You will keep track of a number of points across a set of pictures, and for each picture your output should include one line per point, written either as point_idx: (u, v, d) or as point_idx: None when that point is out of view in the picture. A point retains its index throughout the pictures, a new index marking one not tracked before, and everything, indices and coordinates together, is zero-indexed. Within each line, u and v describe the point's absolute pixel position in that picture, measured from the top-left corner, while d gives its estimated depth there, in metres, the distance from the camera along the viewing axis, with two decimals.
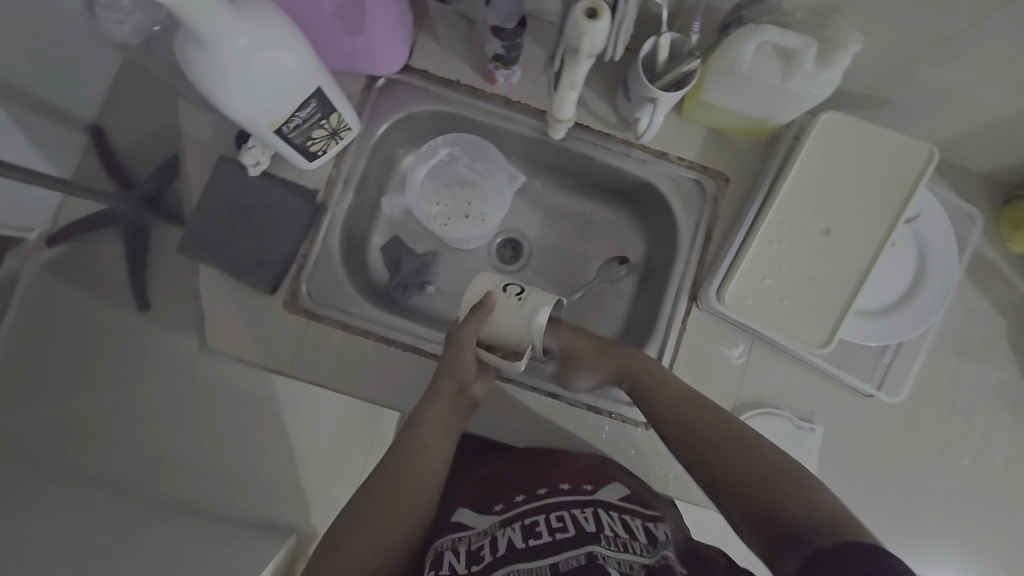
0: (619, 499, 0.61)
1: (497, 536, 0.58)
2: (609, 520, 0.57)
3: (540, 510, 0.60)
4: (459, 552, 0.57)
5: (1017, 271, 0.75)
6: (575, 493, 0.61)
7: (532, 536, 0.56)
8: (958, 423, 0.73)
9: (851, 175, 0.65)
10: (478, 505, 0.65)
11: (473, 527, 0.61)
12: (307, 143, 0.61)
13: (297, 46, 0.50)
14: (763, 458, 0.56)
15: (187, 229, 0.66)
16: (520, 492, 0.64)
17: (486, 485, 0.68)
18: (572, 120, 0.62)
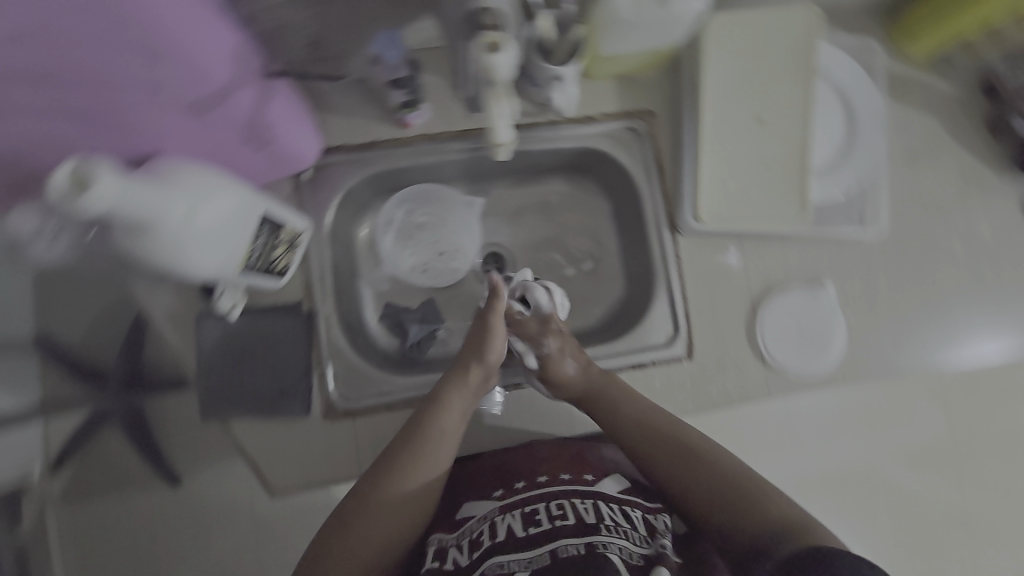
0: (619, 490, 0.63)
1: (497, 522, 0.59)
2: (610, 512, 0.59)
3: (541, 498, 0.60)
4: (460, 545, 0.59)
5: (926, 71, 0.81)
6: (578, 482, 0.63)
7: (533, 524, 0.57)
8: (939, 222, 0.79)
9: (758, 61, 0.68)
10: (479, 493, 0.65)
11: (475, 515, 0.62)
12: (270, 266, 0.61)
13: (231, 185, 0.50)
14: (685, 452, 0.62)
15: (201, 396, 0.65)
16: (522, 479, 0.64)
17: (494, 474, 0.67)
18: (510, 142, 0.57)
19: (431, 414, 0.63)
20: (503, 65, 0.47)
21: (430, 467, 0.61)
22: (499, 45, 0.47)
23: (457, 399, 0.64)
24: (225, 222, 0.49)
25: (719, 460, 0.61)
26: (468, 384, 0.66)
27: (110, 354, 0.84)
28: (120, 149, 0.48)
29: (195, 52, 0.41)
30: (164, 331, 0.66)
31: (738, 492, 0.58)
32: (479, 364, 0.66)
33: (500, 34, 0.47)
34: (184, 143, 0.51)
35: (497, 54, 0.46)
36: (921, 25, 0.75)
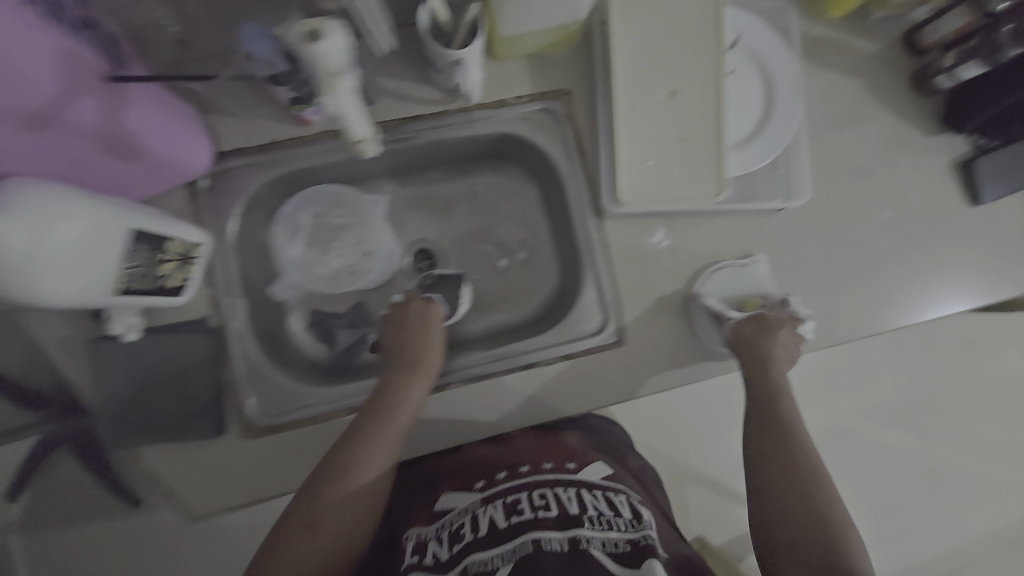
0: (602, 478, 0.67)
1: (478, 514, 0.61)
2: (592, 502, 0.61)
3: (521, 490, 0.63)
4: (440, 539, 0.61)
5: (847, 32, 0.79)
6: (559, 471, 0.67)
7: (514, 514, 0.60)
8: (866, 187, 0.78)
9: (665, 31, 0.65)
10: (461, 486, 0.70)
11: (456, 508, 0.65)
12: (160, 283, 0.57)
13: (78, 204, 0.45)
14: (802, 459, 0.64)
15: (106, 426, 0.62)
16: (502, 470, 0.69)
17: (472, 467, 0.73)
18: (368, 135, 0.56)
19: (380, 406, 0.63)
20: (331, 53, 0.43)
21: (385, 451, 0.62)
22: (321, 31, 0.42)
23: (409, 395, 0.64)
24: (72, 245, 0.45)
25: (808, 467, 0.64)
26: (422, 372, 0.66)
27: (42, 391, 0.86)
28: None
29: None
30: (58, 362, 0.62)
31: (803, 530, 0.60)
32: (428, 359, 0.67)
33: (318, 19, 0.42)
34: (27, 161, 0.45)
35: (320, 43, 0.42)
36: None
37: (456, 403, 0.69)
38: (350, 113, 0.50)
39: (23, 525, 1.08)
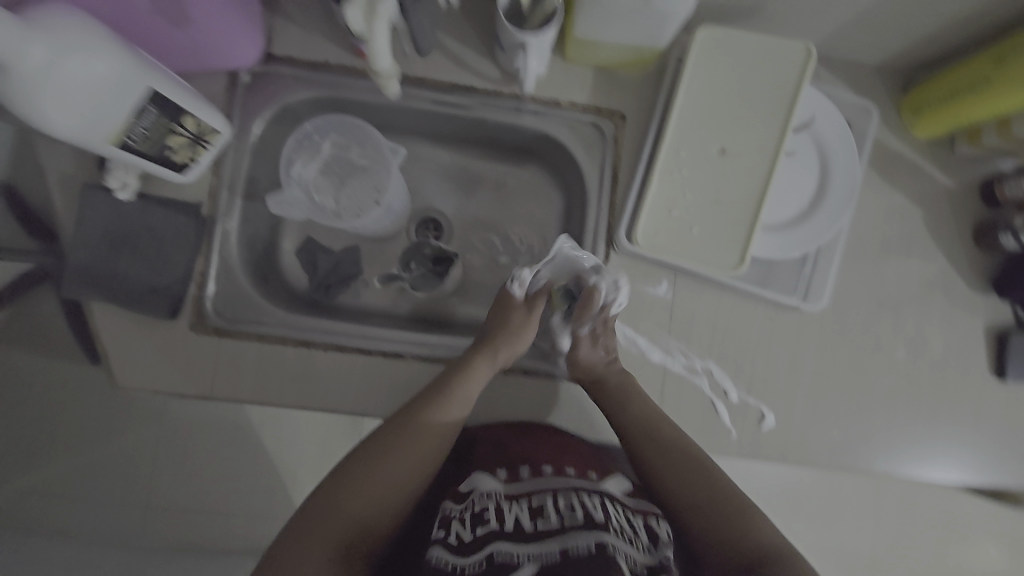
0: (622, 492, 0.63)
1: (503, 509, 0.59)
2: (614, 513, 0.58)
3: (547, 491, 0.60)
4: (463, 520, 0.58)
5: (926, 157, 0.75)
6: (583, 478, 0.62)
7: (539, 518, 0.57)
8: (889, 318, 0.74)
9: (739, 87, 0.62)
10: (481, 469, 0.65)
11: (478, 490, 0.62)
12: (165, 154, 0.57)
13: (103, 48, 0.45)
14: (685, 455, 0.63)
15: (69, 270, 0.62)
16: (524, 465, 0.63)
17: (490, 451, 0.66)
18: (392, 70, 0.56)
19: (459, 373, 0.63)
20: None
21: (433, 437, 0.61)
22: None
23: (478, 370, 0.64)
24: (82, 85, 0.45)
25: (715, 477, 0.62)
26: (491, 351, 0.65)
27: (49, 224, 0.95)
28: None
29: None
30: (50, 193, 0.63)
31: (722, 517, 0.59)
32: (517, 326, 0.67)
33: None
34: None
35: None
36: (929, 102, 0.69)
37: (404, 375, 0.68)
38: (377, 43, 0.50)
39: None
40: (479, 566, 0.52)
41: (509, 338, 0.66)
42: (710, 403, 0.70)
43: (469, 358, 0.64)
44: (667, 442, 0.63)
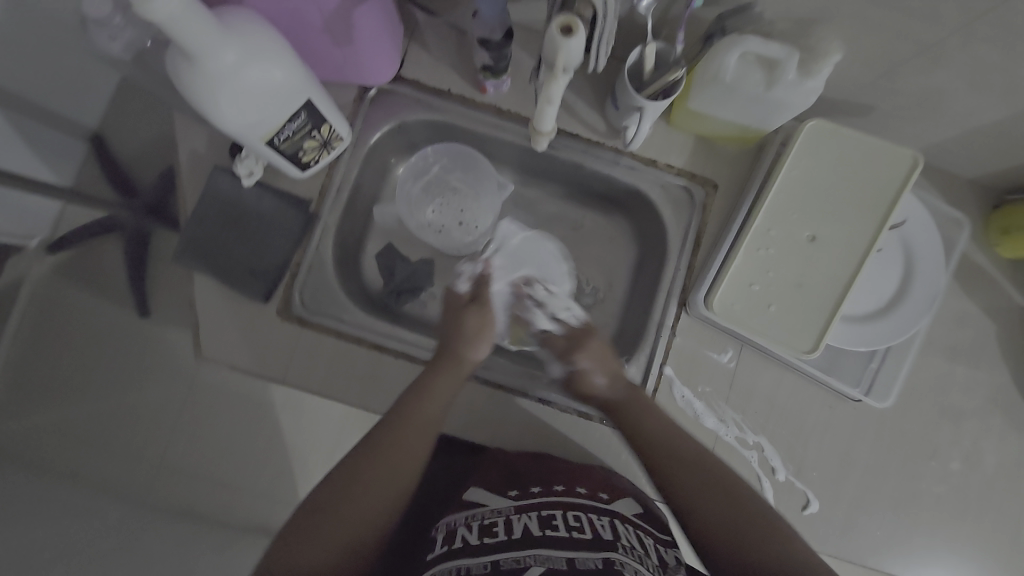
0: (631, 513, 0.62)
1: (512, 519, 0.58)
2: (625, 533, 0.58)
3: (558, 505, 0.60)
4: (471, 527, 0.58)
5: (1006, 275, 0.76)
6: (593, 499, 0.62)
7: (548, 528, 0.57)
8: (949, 428, 0.73)
9: (837, 181, 0.65)
10: (490, 486, 0.65)
11: (488, 505, 0.62)
12: (298, 154, 0.62)
13: (285, 59, 0.50)
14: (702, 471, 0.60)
15: (182, 239, 0.67)
16: (535, 484, 0.64)
17: (500, 471, 0.67)
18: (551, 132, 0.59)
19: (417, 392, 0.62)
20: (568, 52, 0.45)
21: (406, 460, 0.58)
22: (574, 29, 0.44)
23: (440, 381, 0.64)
24: (261, 88, 0.50)
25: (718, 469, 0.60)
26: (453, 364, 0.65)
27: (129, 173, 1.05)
28: None
29: None
30: (178, 166, 0.68)
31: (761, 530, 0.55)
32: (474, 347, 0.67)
33: (577, 17, 0.44)
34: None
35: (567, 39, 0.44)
36: (1019, 225, 0.70)
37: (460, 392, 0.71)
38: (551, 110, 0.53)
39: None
40: (484, 567, 0.51)
41: (464, 357, 0.66)
42: (757, 479, 0.70)
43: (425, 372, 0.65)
44: (671, 462, 0.61)
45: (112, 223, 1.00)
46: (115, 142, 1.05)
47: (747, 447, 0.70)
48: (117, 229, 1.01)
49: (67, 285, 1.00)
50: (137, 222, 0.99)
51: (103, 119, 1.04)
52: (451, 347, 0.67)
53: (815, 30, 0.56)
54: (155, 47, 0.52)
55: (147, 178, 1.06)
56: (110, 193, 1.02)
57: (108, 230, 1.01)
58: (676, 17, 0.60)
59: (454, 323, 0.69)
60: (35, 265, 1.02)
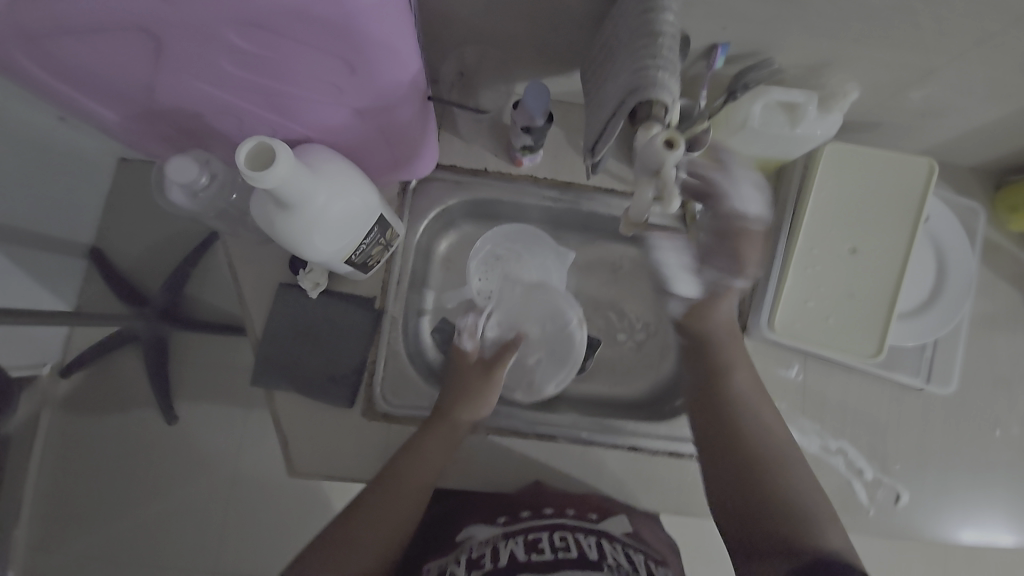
0: (624, 533, 0.63)
1: (499, 546, 0.60)
2: (612, 552, 0.59)
3: (545, 527, 0.62)
4: (460, 564, 0.59)
5: (1021, 246, 0.82)
6: (581, 520, 0.63)
7: (534, 552, 0.58)
8: (1004, 397, 0.78)
9: (865, 195, 0.70)
10: (479, 517, 0.66)
11: (475, 537, 0.63)
12: (367, 262, 0.64)
13: (362, 186, 0.53)
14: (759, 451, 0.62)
15: (258, 361, 0.67)
16: (524, 510, 0.65)
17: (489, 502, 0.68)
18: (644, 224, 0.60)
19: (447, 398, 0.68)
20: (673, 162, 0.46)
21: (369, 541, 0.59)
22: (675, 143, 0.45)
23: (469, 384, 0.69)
24: (344, 217, 0.52)
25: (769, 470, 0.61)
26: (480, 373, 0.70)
27: (161, 279, 1.17)
28: (282, 128, 0.51)
29: (387, 71, 0.43)
30: (242, 290, 0.69)
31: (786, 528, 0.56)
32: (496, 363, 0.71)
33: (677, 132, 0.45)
34: (332, 134, 0.53)
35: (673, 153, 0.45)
36: None
37: (548, 457, 0.72)
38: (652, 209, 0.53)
39: (72, 399, 1.15)
40: None
41: (455, 419, 0.66)
42: (846, 482, 0.73)
43: (421, 438, 0.65)
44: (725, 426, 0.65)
45: (133, 333, 1.12)
46: (116, 259, 1.17)
47: (831, 453, 0.74)
48: (133, 341, 1.12)
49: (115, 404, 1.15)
50: (152, 329, 1.11)
51: (102, 239, 1.18)
52: (440, 411, 0.67)
53: (827, 71, 0.62)
54: (238, 198, 0.56)
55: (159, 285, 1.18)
56: (153, 296, 1.13)
57: (130, 340, 1.13)
58: (697, 76, 0.65)
59: (457, 386, 0.69)
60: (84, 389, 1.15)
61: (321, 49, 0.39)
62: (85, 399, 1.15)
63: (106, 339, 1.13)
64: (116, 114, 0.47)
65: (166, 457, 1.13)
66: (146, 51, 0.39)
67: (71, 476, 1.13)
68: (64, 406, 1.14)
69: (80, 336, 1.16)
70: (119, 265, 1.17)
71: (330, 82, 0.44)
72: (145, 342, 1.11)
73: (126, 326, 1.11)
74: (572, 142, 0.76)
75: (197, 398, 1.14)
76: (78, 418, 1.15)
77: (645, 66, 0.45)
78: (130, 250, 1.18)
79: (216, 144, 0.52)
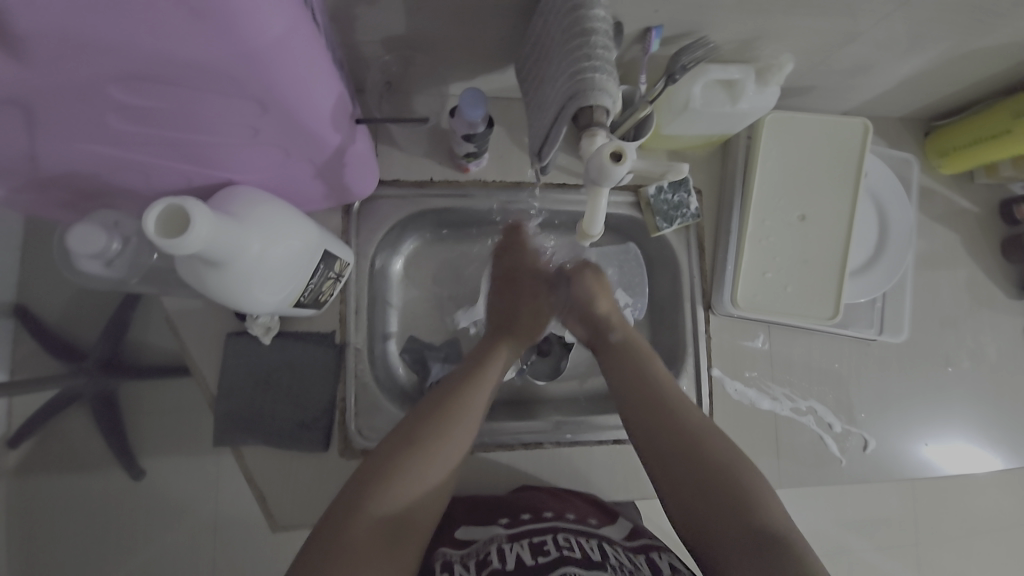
0: (624, 537, 0.62)
1: (504, 547, 0.58)
2: (614, 555, 0.58)
3: (547, 530, 0.60)
4: (467, 565, 0.56)
5: (952, 188, 0.86)
6: (581, 523, 0.62)
7: (540, 554, 0.56)
8: (950, 332, 0.83)
9: (810, 161, 0.72)
10: (479, 520, 0.64)
11: (478, 538, 0.60)
12: (319, 298, 0.60)
13: (300, 226, 0.50)
14: (688, 434, 0.57)
15: (219, 417, 0.63)
16: (526, 512, 0.63)
17: (489, 506, 0.66)
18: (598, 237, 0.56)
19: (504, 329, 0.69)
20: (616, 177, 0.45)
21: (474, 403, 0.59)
22: (623, 156, 0.44)
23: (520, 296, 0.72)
24: (285, 262, 0.49)
25: (712, 453, 0.55)
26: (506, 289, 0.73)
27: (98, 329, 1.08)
28: (199, 176, 0.46)
29: (306, 107, 0.39)
30: (186, 344, 0.64)
31: (720, 495, 0.53)
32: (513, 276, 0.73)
33: (626, 145, 0.43)
34: (256, 175, 0.49)
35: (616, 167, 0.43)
36: (953, 146, 0.80)
37: (537, 462, 0.72)
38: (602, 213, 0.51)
39: (20, 474, 1.05)
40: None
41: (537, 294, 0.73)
42: (819, 438, 0.77)
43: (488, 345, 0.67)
44: (679, 408, 0.59)
45: (76, 391, 1.05)
46: (42, 314, 1.06)
47: (802, 413, 0.77)
48: (77, 400, 1.06)
49: (71, 471, 1.06)
50: (97, 385, 1.06)
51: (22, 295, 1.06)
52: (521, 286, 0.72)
53: (760, 43, 0.62)
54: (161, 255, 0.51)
55: (95, 336, 1.08)
56: (95, 350, 1.04)
57: (72, 400, 1.06)
58: (634, 59, 0.63)
59: (519, 265, 0.73)
60: (34, 459, 1.06)
61: (227, 94, 0.35)
62: (37, 470, 1.06)
63: (45, 402, 1.06)
64: (1, 187, 0.42)
65: (136, 516, 1.06)
66: (20, 120, 0.34)
67: (33, 555, 1.04)
68: (11, 484, 1.05)
69: (21, 404, 1.05)
70: (48, 322, 1.06)
71: (245, 125, 0.40)
72: (92, 399, 1.05)
73: (67, 385, 1.05)
74: (517, 140, 0.73)
75: (161, 449, 1.07)
76: (31, 493, 1.05)
77: (583, 69, 0.44)
78: (57, 302, 1.07)
79: (124, 202, 0.47)
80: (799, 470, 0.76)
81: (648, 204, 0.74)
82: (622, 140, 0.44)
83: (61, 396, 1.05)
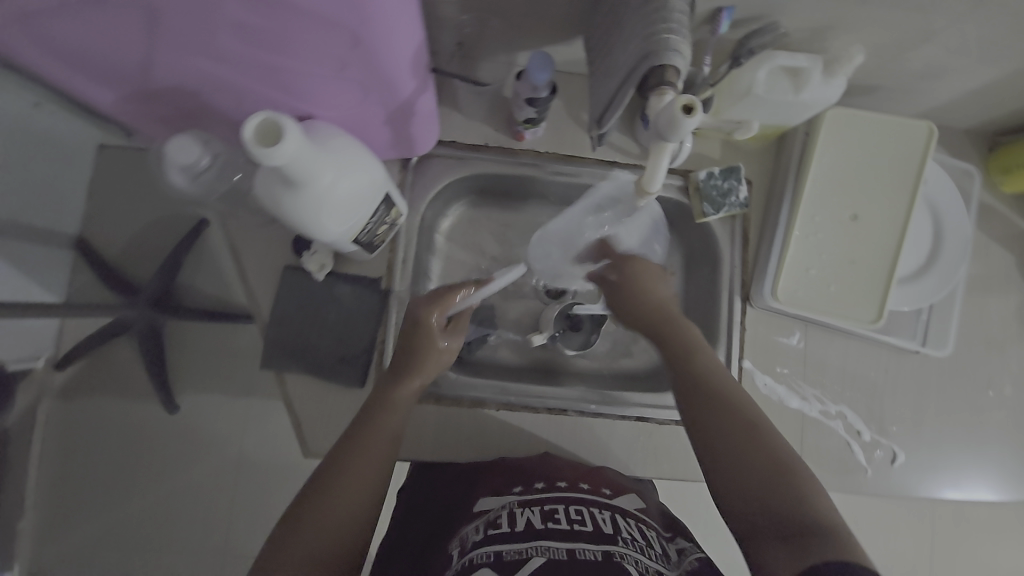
0: (636, 508, 0.62)
1: (515, 512, 0.59)
2: (626, 526, 0.57)
3: (559, 500, 0.60)
4: (477, 528, 0.58)
5: (1014, 208, 0.83)
6: (595, 493, 0.63)
7: (549, 521, 0.57)
8: (995, 355, 0.81)
9: (867, 162, 0.71)
10: (497, 489, 0.65)
11: (492, 507, 0.62)
12: (373, 240, 0.63)
13: (371, 165, 0.53)
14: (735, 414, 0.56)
15: (267, 343, 0.67)
16: (540, 481, 0.65)
17: (507, 474, 0.67)
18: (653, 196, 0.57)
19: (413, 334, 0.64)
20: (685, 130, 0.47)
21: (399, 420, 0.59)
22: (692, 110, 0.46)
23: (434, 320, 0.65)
24: (351, 195, 0.51)
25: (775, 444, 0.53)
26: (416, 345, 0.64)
27: None
28: (282, 106, 0.50)
29: (391, 48, 0.42)
30: (246, 271, 0.69)
31: (769, 472, 0.51)
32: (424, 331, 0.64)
33: (697, 99, 0.46)
34: (332, 112, 0.52)
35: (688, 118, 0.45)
36: (1018, 164, 0.78)
37: (558, 428, 0.74)
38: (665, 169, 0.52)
39: (66, 395, 1.04)
40: (486, 558, 0.51)
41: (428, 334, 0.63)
42: (846, 444, 0.76)
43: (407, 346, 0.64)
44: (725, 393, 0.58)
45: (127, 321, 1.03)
46: None
47: (831, 417, 0.76)
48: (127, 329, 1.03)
49: (106, 394, 1.04)
50: (148, 316, 1.03)
51: None
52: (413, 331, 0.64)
53: (831, 34, 0.61)
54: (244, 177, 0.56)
55: None
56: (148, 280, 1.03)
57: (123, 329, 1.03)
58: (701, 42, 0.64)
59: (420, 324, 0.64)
60: (78, 382, 1.04)
61: (326, 23, 0.38)
62: (79, 393, 1.04)
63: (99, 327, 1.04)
64: (114, 94, 0.47)
65: (161, 450, 1.03)
66: (146, 28, 0.38)
67: (66, 471, 1.04)
68: (57, 404, 1.04)
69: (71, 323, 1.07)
70: (105, 249, 1.05)
71: (335, 58, 0.43)
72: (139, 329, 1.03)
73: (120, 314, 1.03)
74: (574, 114, 0.75)
75: (197, 387, 1.04)
76: (74, 411, 1.04)
77: (658, 31, 0.46)
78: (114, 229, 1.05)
79: (213, 122, 0.52)
80: (822, 474, 0.75)
81: (696, 188, 0.75)
82: (694, 96, 0.46)
83: (118, 322, 1.03)
